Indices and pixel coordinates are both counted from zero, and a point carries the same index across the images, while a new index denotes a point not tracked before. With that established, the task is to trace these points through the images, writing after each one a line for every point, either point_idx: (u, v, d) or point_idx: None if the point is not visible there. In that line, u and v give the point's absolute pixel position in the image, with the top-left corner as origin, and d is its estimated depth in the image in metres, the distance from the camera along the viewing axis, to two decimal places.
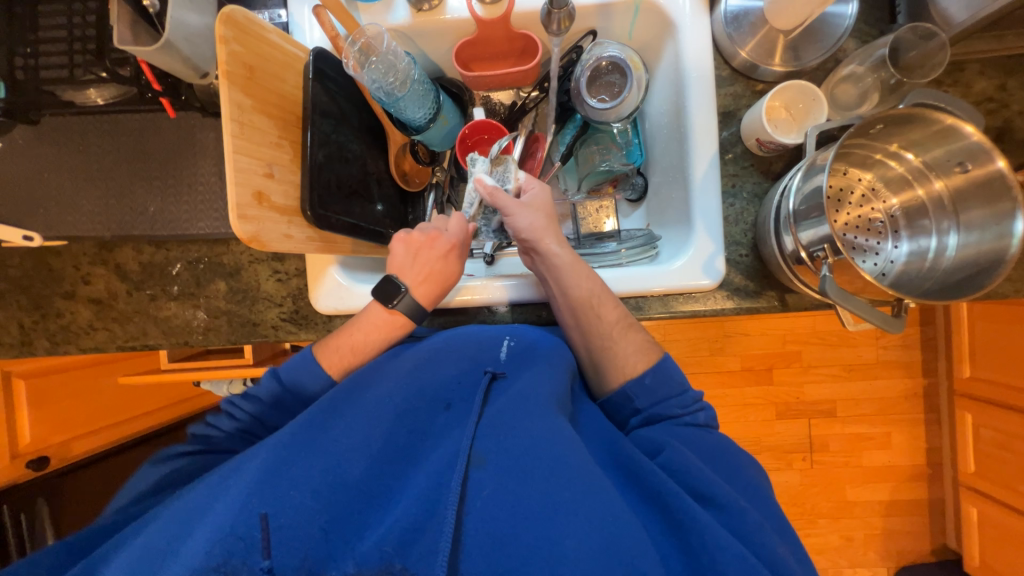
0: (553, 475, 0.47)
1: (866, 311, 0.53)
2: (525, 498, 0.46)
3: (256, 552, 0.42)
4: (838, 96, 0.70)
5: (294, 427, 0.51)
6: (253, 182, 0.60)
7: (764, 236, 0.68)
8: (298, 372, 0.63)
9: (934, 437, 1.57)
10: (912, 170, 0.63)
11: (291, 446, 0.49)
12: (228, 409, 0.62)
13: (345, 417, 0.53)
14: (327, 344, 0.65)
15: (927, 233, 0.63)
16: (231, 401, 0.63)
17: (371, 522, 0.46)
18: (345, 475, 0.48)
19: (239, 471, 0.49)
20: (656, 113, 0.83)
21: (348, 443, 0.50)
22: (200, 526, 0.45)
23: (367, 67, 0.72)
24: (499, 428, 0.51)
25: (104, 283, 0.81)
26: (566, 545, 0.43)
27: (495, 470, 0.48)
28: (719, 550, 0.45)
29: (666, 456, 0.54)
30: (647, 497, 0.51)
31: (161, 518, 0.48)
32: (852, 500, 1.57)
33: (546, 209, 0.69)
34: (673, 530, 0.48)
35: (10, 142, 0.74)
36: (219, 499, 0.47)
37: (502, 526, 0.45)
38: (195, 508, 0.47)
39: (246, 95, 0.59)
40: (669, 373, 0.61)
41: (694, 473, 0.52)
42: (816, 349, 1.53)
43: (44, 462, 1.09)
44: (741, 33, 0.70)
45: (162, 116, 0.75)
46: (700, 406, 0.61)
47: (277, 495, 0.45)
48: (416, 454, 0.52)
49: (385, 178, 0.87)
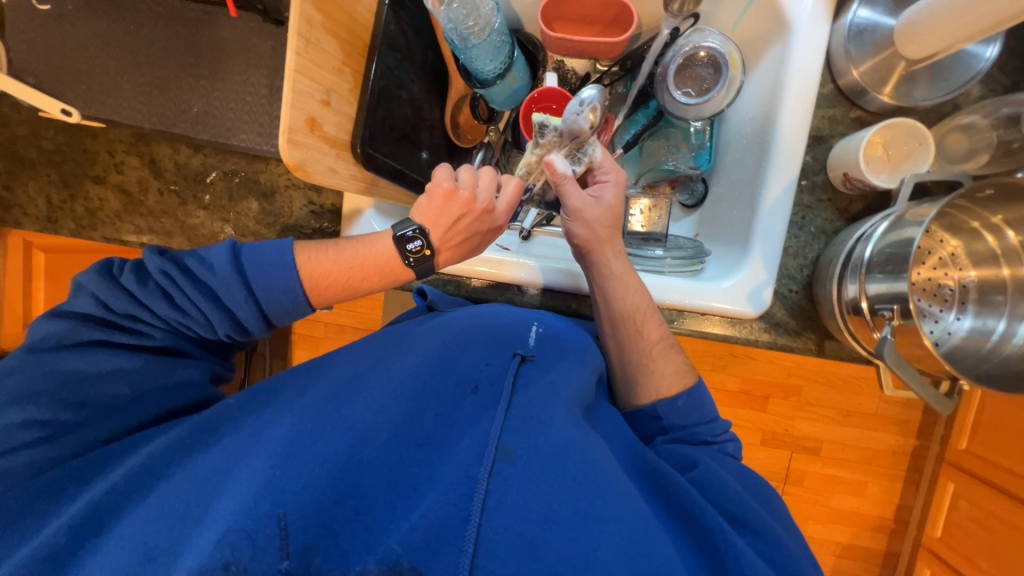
0: (584, 481, 0.47)
1: (918, 385, 0.50)
2: (556, 506, 0.45)
3: (273, 551, 0.42)
4: (946, 145, 0.65)
5: (317, 399, 0.52)
6: (308, 107, 0.56)
7: (824, 278, 0.64)
8: (261, 272, 0.54)
9: (909, 496, 1.58)
10: (1007, 248, 0.59)
11: (315, 421, 0.50)
12: (161, 279, 0.53)
13: (371, 389, 0.53)
14: (312, 248, 0.57)
15: (998, 315, 0.59)
16: (165, 270, 0.53)
17: (395, 513, 0.46)
18: (367, 460, 0.48)
19: (260, 440, 0.49)
20: (738, 119, 0.77)
21: (374, 420, 0.50)
22: (226, 492, 0.46)
23: (447, 5, 0.64)
24: (528, 425, 0.50)
25: (136, 176, 0.79)
26: (598, 557, 0.43)
27: (523, 470, 0.47)
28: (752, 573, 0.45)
29: (701, 471, 0.54)
30: (673, 511, 0.51)
31: (180, 477, 0.48)
32: (811, 536, 1.61)
33: (613, 212, 0.64)
34: (704, 549, 0.48)
35: (60, 6, 0.70)
36: (241, 469, 0.47)
37: (532, 529, 0.44)
38: (216, 472, 0.48)
39: (318, 10, 0.55)
40: (702, 401, 0.60)
41: (729, 494, 0.52)
42: (818, 389, 1.51)
43: None
44: (860, 50, 0.64)
45: (221, 11, 0.70)
46: (729, 437, 0.60)
47: (302, 476, 0.46)
48: (442, 440, 0.51)
49: (437, 127, 0.82)
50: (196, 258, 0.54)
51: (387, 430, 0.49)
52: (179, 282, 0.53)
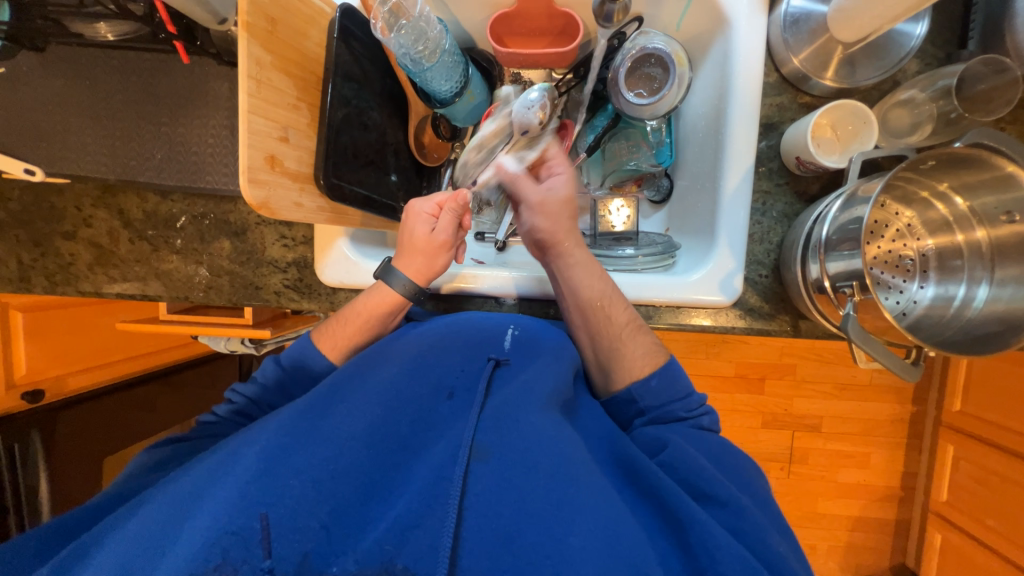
0: (558, 474, 0.47)
1: (883, 356, 0.52)
2: (529, 497, 0.45)
3: (256, 552, 0.41)
4: (891, 120, 0.67)
5: (293, 413, 0.51)
6: (267, 145, 0.57)
7: (789, 261, 0.66)
8: (301, 363, 0.62)
9: (913, 462, 1.59)
10: (957, 213, 0.62)
11: (291, 434, 0.49)
12: (228, 396, 0.62)
13: (346, 400, 0.53)
14: (327, 329, 0.65)
15: (957, 280, 0.61)
16: (233, 388, 0.63)
17: (370, 517, 0.46)
18: (343, 467, 0.47)
19: (235, 460, 0.47)
20: (693, 114, 0.79)
21: (351, 428, 0.50)
22: (200, 510, 0.44)
23: (396, 31, 0.66)
24: (503, 423, 0.51)
25: (106, 227, 0.79)
26: (571, 543, 0.42)
27: (496, 467, 0.48)
28: (719, 551, 0.44)
29: (670, 452, 0.54)
30: (645, 494, 0.51)
31: (153, 504, 0.46)
32: (821, 512, 1.62)
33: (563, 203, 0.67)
34: (672, 527, 0.48)
35: (14, 68, 0.70)
36: (210, 492, 0.45)
37: (507, 523, 0.44)
38: (187, 494, 0.46)
39: (267, 50, 0.55)
40: (675, 375, 0.61)
41: (700, 473, 0.52)
42: (811, 365, 1.53)
43: (39, 395, 1.07)
44: (798, 39, 0.66)
45: (175, 58, 0.70)
46: (704, 410, 0.61)
47: (276, 486, 0.44)
48: (417, 445, 0.51)
49: (402, 149, 0.83)
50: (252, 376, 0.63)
51: (365, 438, 0.49)
52: (242, 388, 0.62)
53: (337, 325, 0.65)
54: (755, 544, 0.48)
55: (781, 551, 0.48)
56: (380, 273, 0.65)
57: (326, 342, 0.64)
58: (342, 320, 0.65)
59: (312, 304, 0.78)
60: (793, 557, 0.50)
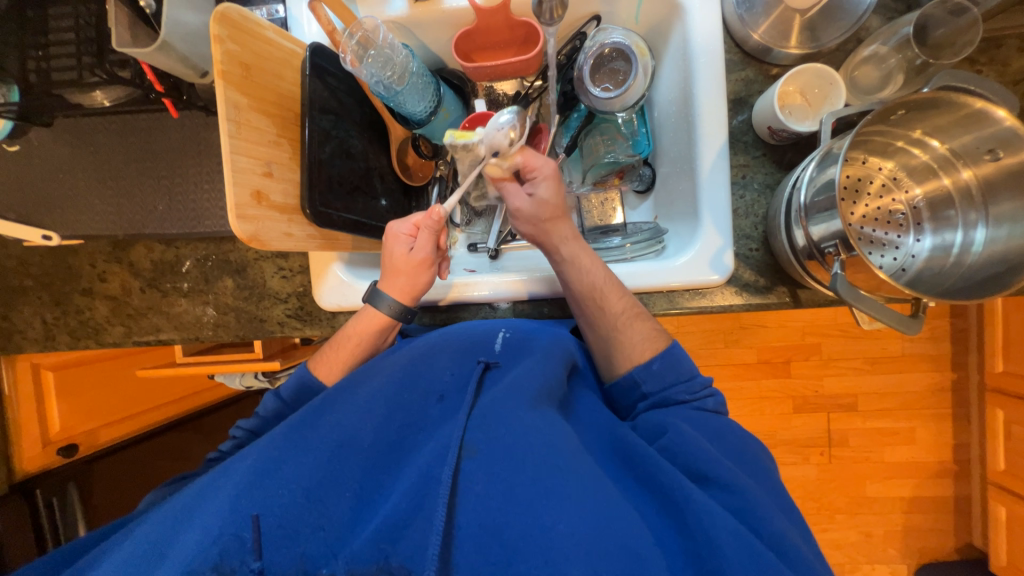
0: (546, 463, 0.47)
1: (880, 311, 0.50)
2: (518, 489, 0.46)
3: (247, 552, 0.44)
4: (858, 79, 0.67)
5: (284, 428, 0.53)
6: (252, 181, 0.60)
7: (774, 229, 0.65)
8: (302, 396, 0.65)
9: (962, 432, 1.50)
10: (938, 157, 0.61)
11: (281, 446, 0.51)
12: (231, 433, 0.65)
13: (337, 412, 0.54)
14: (320, 357, 0.67)
15: (952, 227, 0.60)
16: (236, 425, 0.65)
17: (361, 517, 0.48)
18: (336, 475, 0.49)
19: (230, 472, 0.50)
20: (664, 101, 0.80)
21: (343, 436, 0.51)
22: (193, 525, 0.46)
23: (365, 61, 0.69)
24: (489, 419, 0.52)
25: (119, 280, 0.83)
26: (559, 531, 0.43)
27: (484, 461, 0.48)
28: (718, 532, 0.44)
29: (669, 437, 0.54)
30: (640, 480, 0.51)
31: (153, 520, 0.49)
32: (871, 496, 1.53)
33: (552, 208, 0.66)
34: (668, 510, 0.48)
35: (27, 144, 0.76)
36: (208, 501, 0.48)
37: (495, 517, 0.45)
38: (185, 512, 0.48)
39: (243, 94, 0.59)
40: (678, 359, 0.60)
41: (698, 455, 0.51)
42: (837, 342, 1.47)
43: (73, 449, 1.12)
44: (753, 14, 0.67)
45: (167, 115, 0.75)
46: (709, 392, 0.60)
47: (266, 496, 0.46)
48: (408, 449, 0.53)
49: (387, 173, 0.86)
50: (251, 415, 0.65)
51: (358, 446, 0.51)
52: (243, 423, 0.64)
53: (331, 351, 0.67)
54: (754, 521, 0.47)
55: (782, 529, 0.47)
56: (366, 297, 0.67)
57: (322, 368, 0.66)
58: (334, 345, 0.67)
59: (315, 330, 0.81)
60: (804, 545, 0.48)
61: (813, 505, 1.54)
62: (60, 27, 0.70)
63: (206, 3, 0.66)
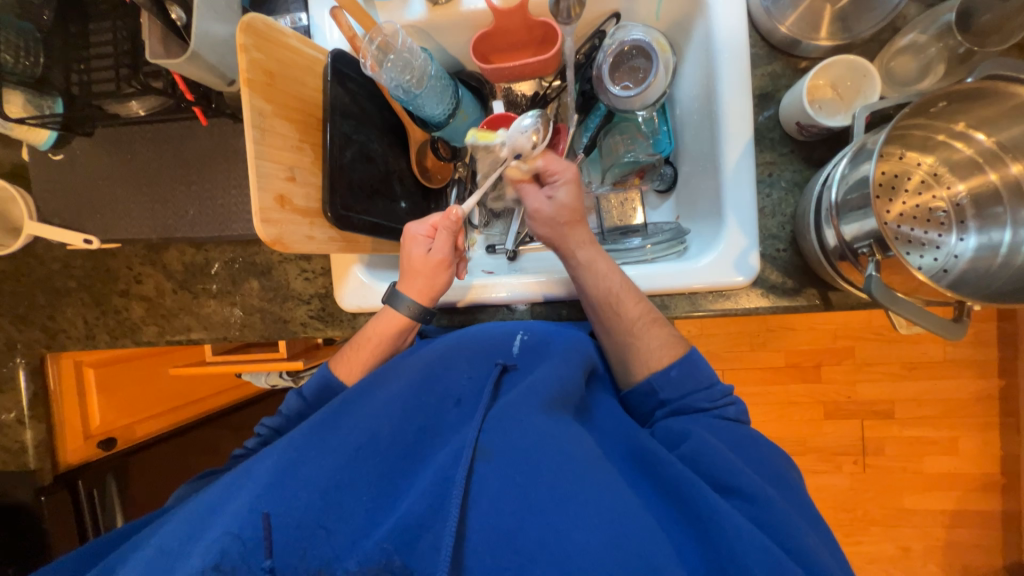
0: (562, 470, 0.47)
1: (919, 315, 0.47)
2: (532, 495, 0.46)
3: (259, 551, 0.45)
4: (895, 70, 0.64)
5: (305, 428, 0.54)
6: (275, 186, 0.61)
7: (803, 230, 0.63)
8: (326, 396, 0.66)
9: (1011, 443, 1.40)
10: (984, 152, 0.58)
11: (301, 446, 0.52)
12: (256, 430, 0.66)
13: (355, 413, 0.55)
14: (341, 357, 0.69)
15: (1000, 225, 0.56)
16: (261, 423, 0.67)
17: (377, 518, 0.48)
18: (352, 476, 0.49)
19: (253, 471, 0.52)
20: (686, 98, 0.78)
21: (360, 438, 0.52)
22: (215, 523, 0.48)
23: (385, 66, 0.70)
24: (504, 424, 0.51)
25: (153, 282, 0.87)
26: (574, 539, 0.43)
27: (499, 465, 0.48)
28: (741, 543, 0.43)
29: (691, 444, 0.52)
30: (659, 487, 0.50)
31: (181, 516, 0.51)
32: (909, 508, 1.45)
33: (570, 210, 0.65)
34: (688, 519, 0.47)
35: (70, 153, 0.81)
36: (232, 499, 0.49)
37: (509, 522, 0.45)
38: (209, 509, 0.50)
39: (268, 101, 0.60)
40: (696, 365, 0.59)
41: (720, 465, 0.50)
42: (872, 346, 1.40)
43: (111, 442, 1.17)
44: (781, 5, 0.64)
45: (197, 123, 0.78)
46: (730, 400, 0.58)
47: (284, 496, 0.47)
48: (424, 451, 0.53)
49: (407, 175, 0.87)
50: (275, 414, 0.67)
51: (375, 448, 0.51)
52: (267, 421, 0.66)
53: (352, 351, 0.68)
54: (778, 534, 0.45)
55: (808, 542, 0.45)
56: (385, 298, 0.68)
57: (343, 368, 0.68)
58: (355, 346, 0.68)
59: (336, 331, 0.83)
60: (826, 553, 0.46)
61: (845, 516, 1.48)
62: (99, 41, 0.73)
63: (233, 14, 0.68)
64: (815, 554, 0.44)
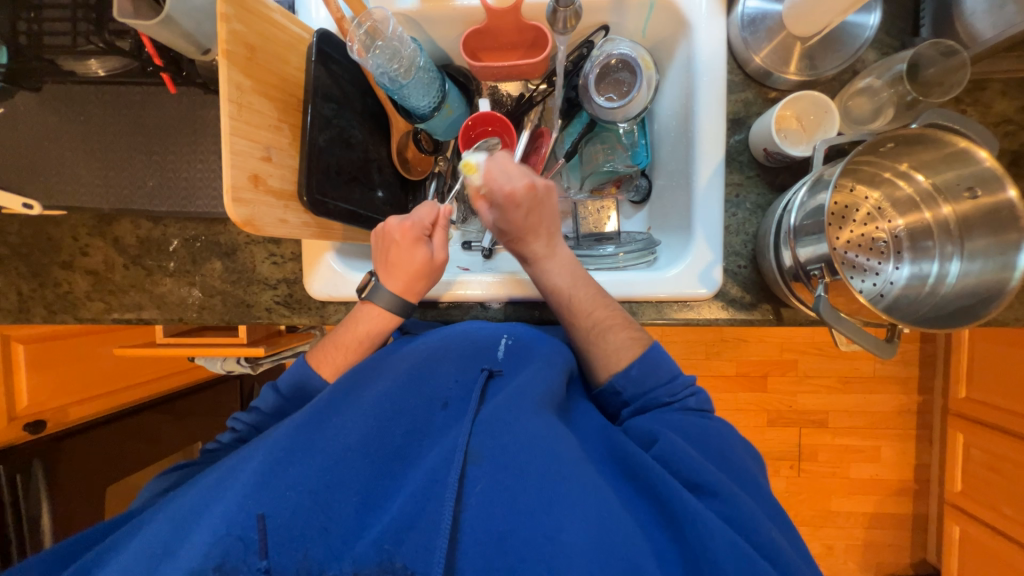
0: (549, 471, 0.48)
1: (858, 334, 0.52)
2: (522, 497, 0.47)
3: (250, 552, 0.44)
4: (852, 109, 0.70)
5: (290, 427, 0.52)
6: (250, 164, 0.58)
7: (764, 249, 0.67)
8: (297, 391, 0.64)
9: (924, 453, 1.55)
10: (921, 191, 0.65)
11: (287, 447, 0.51)
12: (231, 424, 0.64)
13: (344, 413, 0.55)
14: (319, 348, 0.68)
15: (929, 257, 0.64)
16: (234, 416, 0.64)
17: (367, 521, 0.48)
18: (340, 477, 0.49)
19: (234, 476, 0.50)
20: (664, 115, 0.82)
21: (346, 441, 0.51)
22: (199, 526, 0.46)
23: (373, 52, 0.68)
24: (496, 426, 0.52)
25: (101, 255, 0.81)
26: (563, 540, 0.44)
27: (490, 468, 0.49)
28: (718, 543, 0.46)
29: (660, 446, 0.55)
30: (640, 490, 0.53)
31: (153, 524, 0.49)
32: (835, 510, 1.58)
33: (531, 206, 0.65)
34: (670, 523, 0.49)
35: (11, 108, 0.74)
36: (214, 503, 0.48)
37: (500, 522, 0.46)
38: (189, 513, 0.48)
39: (247, 76, 0.57)
40: (658, 361, 0.62)
41: (692, 465, 0.53)
42: (813, 360, 1.52)
43: (40, 425, 1.10)
44: (757, 37, 0.68)
45: (163, 90, 0.73)
46: (692, 391, 0.62)
47: (273, 497, 0.46)
48: (412, 453, 0.53)
49: (386, 165, 0.85)
50: (252, 411, 0.64)
51: (360, 448, 0.51)
52: (244, 416, 0.64)
53: (329, 350, 0.66)
54: (751, 533, 0.48)
55: (773, 537, 0.49)
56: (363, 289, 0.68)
57: (325, 367, 0.65)
58: (334, 345, 0.67)
59: (302, 318, 0.80)
60: (789, 547, 0.50)
61: None
62: None
63: None
64: (779, 550, 0.48)
